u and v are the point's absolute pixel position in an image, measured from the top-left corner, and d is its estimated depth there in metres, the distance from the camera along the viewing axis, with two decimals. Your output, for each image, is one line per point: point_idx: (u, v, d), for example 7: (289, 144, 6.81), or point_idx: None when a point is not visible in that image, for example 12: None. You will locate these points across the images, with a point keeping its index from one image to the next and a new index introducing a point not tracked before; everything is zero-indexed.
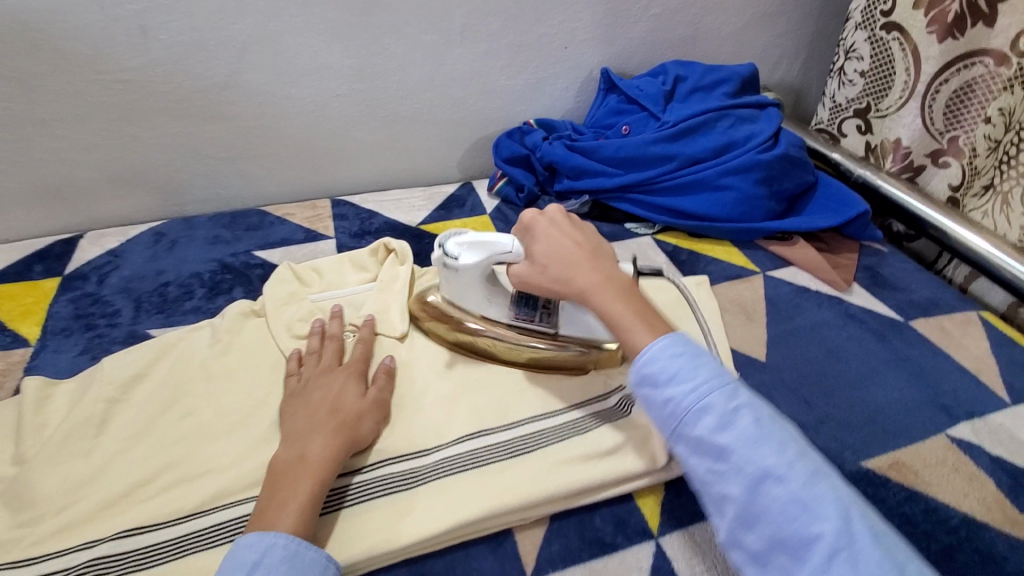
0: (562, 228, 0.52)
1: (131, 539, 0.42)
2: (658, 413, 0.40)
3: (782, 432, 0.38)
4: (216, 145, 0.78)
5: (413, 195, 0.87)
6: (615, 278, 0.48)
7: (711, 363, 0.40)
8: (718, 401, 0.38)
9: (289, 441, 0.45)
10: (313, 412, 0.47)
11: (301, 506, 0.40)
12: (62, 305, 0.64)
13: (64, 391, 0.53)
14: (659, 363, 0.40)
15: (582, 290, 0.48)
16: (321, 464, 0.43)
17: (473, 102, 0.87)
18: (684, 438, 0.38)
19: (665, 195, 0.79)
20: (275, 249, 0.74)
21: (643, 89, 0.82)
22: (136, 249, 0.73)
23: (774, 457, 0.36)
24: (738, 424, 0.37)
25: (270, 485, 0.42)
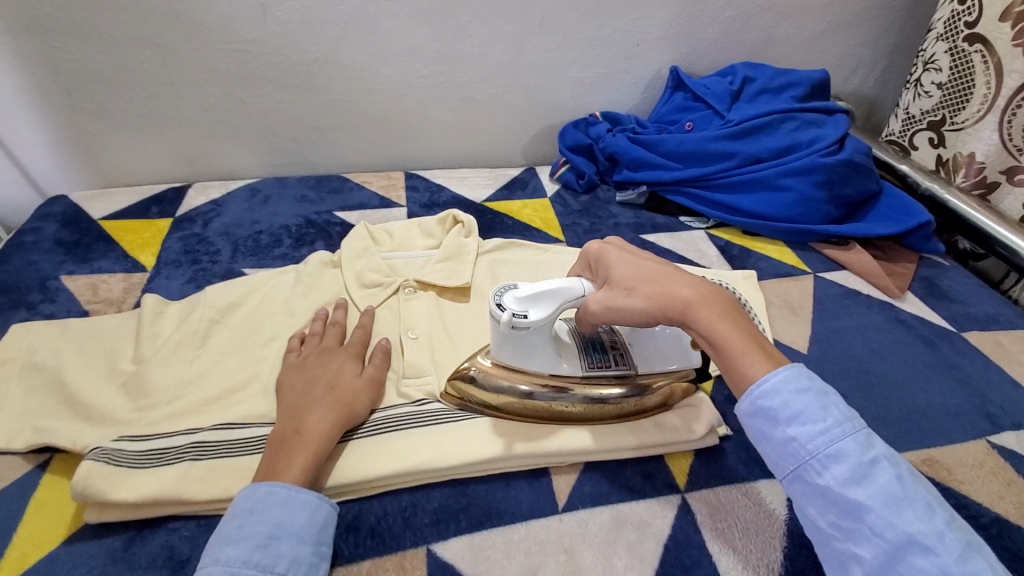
0: (641, 253, 0.49)
1: (228, 431, 0.49)
2: (776, 452, 0.39)
3: (928, 493, 0.36)
4: (312, 113, 0.86)
5: (480, 174, 0.93)
6: (714, 294, 0.44)
7: (842, 407, 0.38)
8: (855, 449, 0.37)
9: (288, 415, 0.47)
10: (309, 390, 0.49)
11: (303, 470, 0.43)
12: (173, 241, 0.73)
13: (175, 309, 0.61)
14: (783, 398, 0.39)
15: (683, 306, 0.43)
16: (317, 437, 0.45)
17: (544, 92, 0.92)
18: (806, 482, 0.37)
19: (722, 192, 0.81)
20: (354, 211, 0.82)
21: (710, 88, 0.85)
22: (236, 201, 0.82)
23: (919, 521, 0.34)
24: (875, 478, 0.36)
25: (267, 457, 0.44)
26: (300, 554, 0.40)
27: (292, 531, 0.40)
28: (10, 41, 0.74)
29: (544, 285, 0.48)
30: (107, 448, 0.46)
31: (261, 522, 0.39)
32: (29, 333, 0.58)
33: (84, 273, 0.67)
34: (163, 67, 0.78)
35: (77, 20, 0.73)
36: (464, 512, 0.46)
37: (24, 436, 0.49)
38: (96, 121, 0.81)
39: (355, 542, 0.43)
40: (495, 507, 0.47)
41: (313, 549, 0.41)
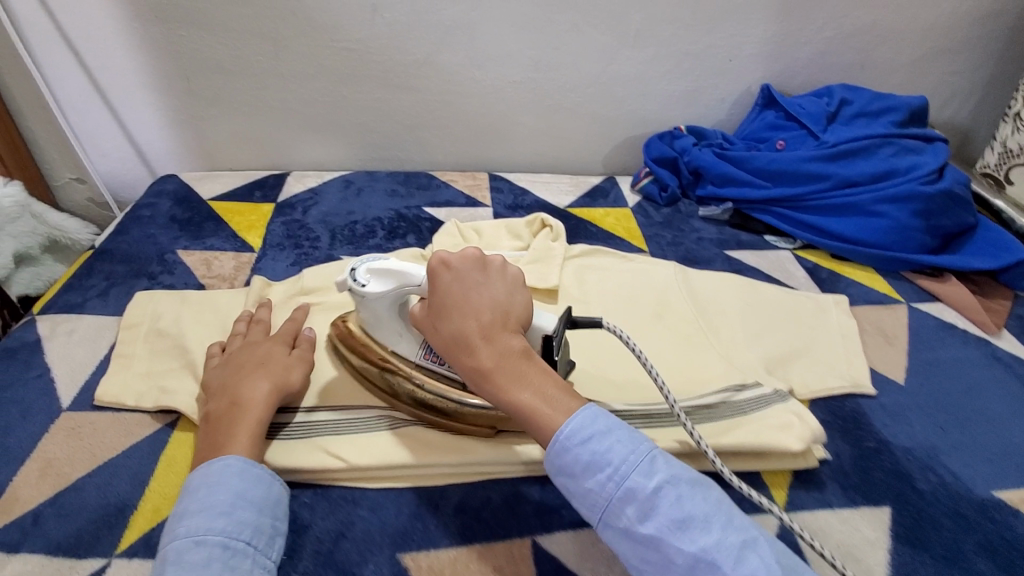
0: (472, 285, 0.45)
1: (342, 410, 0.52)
2: (579, 502, 0.40)
3: (706, 502, 0.38)
4: (406, 112, 0.90)
5: (562, 180, 0.94)
6: (510, 355, 0.43)
7: (625, 438, 0.39)
8: (638, 484, 0.38)
9: (218, 394, 0.47)
10: (239, 368, 0.49)
11: (247, 441, 0.44)
12: (276, 226, 0.77)
13: (283, 290, 0.65)
14: (574, 451, 0.39)
15: (477, 367, 0.42)
16: (255, 406, 0.46)
17: (632, 103, 0.93)
18: (611, 528, 0.39)
19: (812, 213, 0.80)
20: (442, 208, 0.85)
21: (806, 107, 0.83)
22: (331, 191, 0.86)
23: (701, 538, 0.37)
24: (660, 508, 0.37)
25: (207, 431, 0.44)
26: (261, 525, 0.39)
27: (255, 503, 0.40)
28: (143, 28, 0.79)
29: (397, 262, 0.49)
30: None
31: (221, 491, 0.39)
32: (153, 300, 0.62)
33: (197, 249, 0.71)
34: (275, 60, 0.83)
35: (204, 13, 0.78)
36: (565, 507, 0.47)
37: (151, 395, 0.52)
38: (208, 108, 0.87)
39: (462, 523, 0.45)
40: None
41: (271, 522, 0.40)
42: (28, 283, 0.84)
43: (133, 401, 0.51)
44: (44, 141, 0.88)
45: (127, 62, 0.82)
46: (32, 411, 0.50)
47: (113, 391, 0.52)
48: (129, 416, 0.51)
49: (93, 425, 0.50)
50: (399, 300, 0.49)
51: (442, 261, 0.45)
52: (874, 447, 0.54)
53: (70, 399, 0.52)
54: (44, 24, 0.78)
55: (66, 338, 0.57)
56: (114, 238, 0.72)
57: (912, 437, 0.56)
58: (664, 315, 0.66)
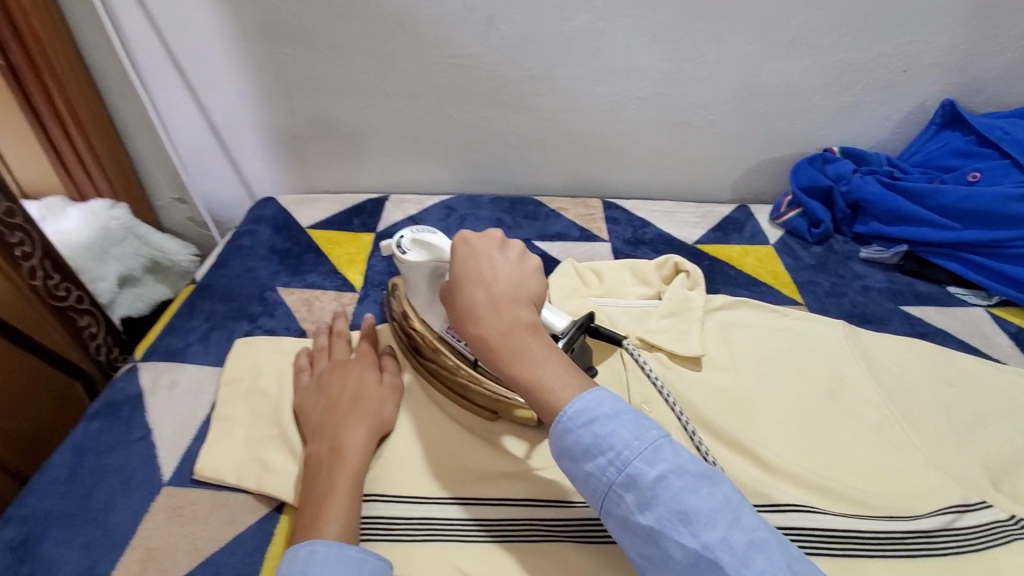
0: (490, 262, 0.42)
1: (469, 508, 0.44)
2: (584, 487, 0.36)
3: (712, 496, 0.32)
4: (514, 132, 0.81)
5: (686, 209, 0.83)
6: (517, 329, 0.39)
7: (632, 423, 0.35)
8: (640, 470, 0.33)
9: (318, 435, 0.45)
10: (333, 404, 0.47)
11: (345, 487, 0.41)
12: (377, 261, 0.71)
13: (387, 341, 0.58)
14: (577, 432, 0.35)
15: (484, 329, 0.39)
16: (355, 452, 0.44)
17: (774, 121, 0.79)
18: (613, 515, 0.35)
19: (1017, 264, 0.65)
20: (553, 242, 0.76)
21: (1010, 132, 0.69)
22: (432, 220, 0.79)
23: (703, 537, 0.31)
24: (661, 499, 0.33)
25: (308, 478, 0.42)
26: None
27: None
28: (248, 46, 0.75)
29: (442, 236, 0.47)
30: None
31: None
32: (253, 349, 0.56)
33: (298, 287, 0.66)
34: (381, 77, 0.76)
35: (310, 30, 0.73)
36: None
37: (253, 472, 0.46)
38: (309, 128, 0.82)
39: None
40: None
41: None
42: (130, 305, 0.84)
43: (234, 478, 0.46)
44: (149, 161, 0.87)
45: (230, 81, 0.78)
46: (134, 483, 0.46)
47: (214, 466, 0.46)
48: (233, 497, 0.45)
49: (196, 505, 0.45)
50: (434, 272, 0.48)
51: (464, 240, 0.44)
52: None
53: (171, 470, 0.47)
54: (152, 44, 0.75)
55: (167, 392, 0.53)
56: (214, 271, 0.68)
57: None
58: (841, 394, 0.54)
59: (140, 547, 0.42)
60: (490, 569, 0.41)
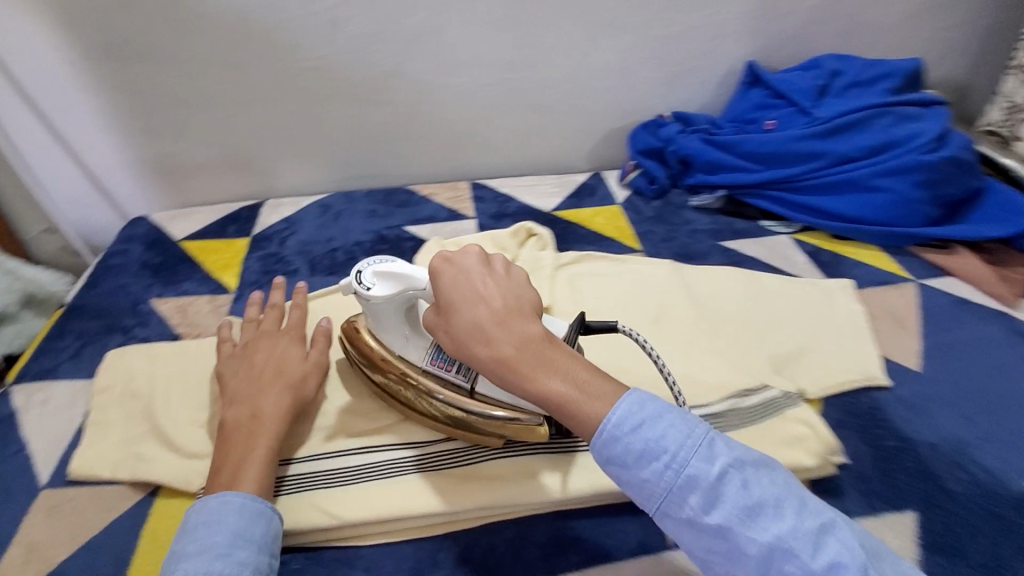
0: (478, 277, 0.41)
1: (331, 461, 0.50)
2: (634, 492, 0.36)
3: (774, 484, 0.35)
4: (378, 127, 0.86)
5: (547, 182, 0.91)
6: (530, 342, 0.38)
7: (679, 420, 0.36)
8: (699, 470, 0.34)
9: (236, 402, 0.48)
10: (255, 374, 0.50)
11: (260, 459, 0.44)
12: (253, 262, 0.74)
13: None
14: (625, 440, 0.35)
15: (502, 355, 0.37)
16: (273, 419, 0.47)
17: (612, 94, 0.89)
18: (671, 519, 0.35)
19: (810, 194, 0.77)
20: (424, 225, 0.81)
21: (794, 84, 0.81)
22: (308, 217, 0.82)
23: (773, 528, 0.33)
24: (726, 496, 0.34)
25: (226, 441, 0.45)
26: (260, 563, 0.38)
27: (241, 533, 0.38)
28: (95, 68, 0.76)
29: (401, 264, 0.48)
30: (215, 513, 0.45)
31: (219, 531, 0.38)
32: (126, 356, 0.59)
33: (172, 296, 0.69)
34: (237, 87, 0.79)
35: (157, 47, 0.75)
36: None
37: (128, 463, 0.49)
38: (174, 143, 0.83)
39: None
40: None
41: (255, 554, 0.38)
42: (8, 342, 0.78)
43: (109, 471, 0.49)
44: None
45: (83, 104, 0.79)
46: (8, 492, 0.48)
47: (89, 465, 0.49)
48: (109, 489, 0.48)
49: (73, 502, 0.48)
50: (407, 303, 0.49)
51: (445, 257, 0.42)
52: (896, 445, 0.51)
53: (47, 475, 0.49)
54: None
55: (40, 407, 0.55)
56: (85, 291, 0.69)
57: (939, 430, 0.52)
58: (664, 319, 0.63)
59: (18, 547, 0.45)
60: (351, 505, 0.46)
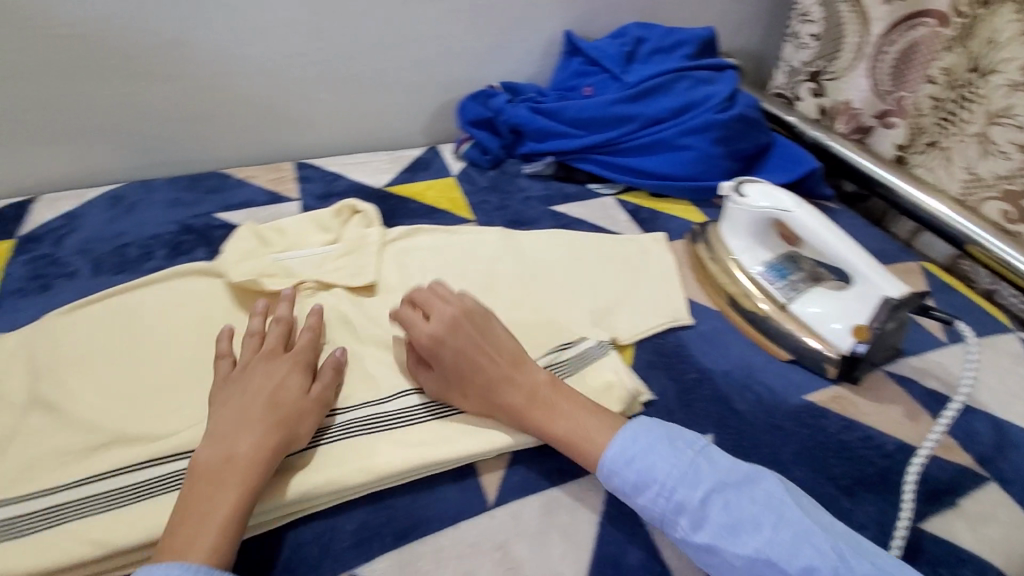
0: (257, 368, 0.44)
1: (67, 492, 0.41)
2: (657, 524, 0.40)
3: (747, 501, 0.38)
4: (173, 104, 0.76)
5: (379, 158, 0.87)
6: (240, 459, 0.38)
7: (670, 450, 0.40)
8: (685, 495, 0.38)
9: (217, 430, 0.39)
10: (247, 411, 0.40)
11: (212, 536, 0.35)
12: (17, 266, 0.63)
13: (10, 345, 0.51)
14: (621, 473, 0.40)
15: (218, 453, 0.38)
16: (227, 504, 0.36)
17: (435, 64, 0.86)
18: (672, 542, 0.39)
19: (628, 156, 0.81)
20: (239, 211, 0.73)
21: (604, 51, 0.83)
22: (94, 212, 0.71)
23: (753, 542, 0.36)
24: (711, 517, 0.38)
25: (190, 488, 0.36)
26: None
27: None
28: None
29: None
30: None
31: None
32: None
33: None
34: None
35: None
36: (386, 527, 0.41)
37: None
38: None
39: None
40: (422, 513, 0.42)
41: None
42: None
43: None
44: None
45: None
46: None
47: None
48: None
49: None
50: None
51: (232, 333, 0.47)
52: (697, 378, 0.54)
53: None
54: None
55: None
56: None
57: (733, 359, 0.57)
58: (495, 289, 0.62)
59: None
60: (87, 504, 0.40)
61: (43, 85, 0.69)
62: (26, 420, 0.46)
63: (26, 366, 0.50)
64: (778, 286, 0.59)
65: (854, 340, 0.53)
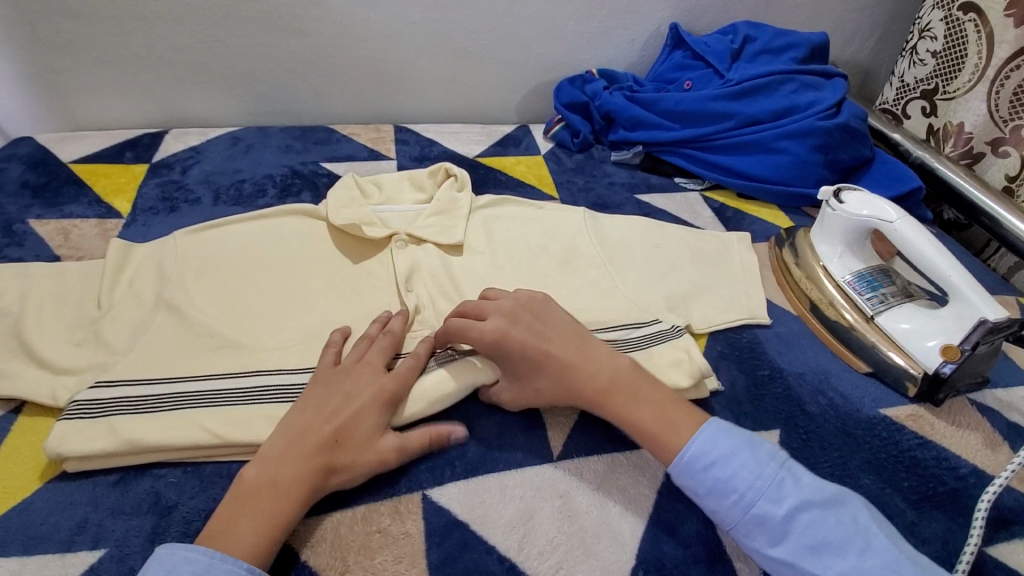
0: (348, 378, 0.44)
1: (188, 383, 0.46)
2: (720, 523, 0.40)
3: (834, 525, 0.38)
4: (296, 59, 0.82)
5: (472, 130, 0.90)
6: (289, 483, 0.38)
7: (752, 464, 0.40)
8: (767, 511, 0.38)
9: (282, 440, 0.40)
10: (312, 429, 0.40)
11: (242, 536, 0.36)
12: (150, 188, 0.70)
13: (144, 252, 0.58)
14: (700, 475, 0.40)
15: (268, 469, 0.39)
16: (258, 522, 0.36)
17: (539, 45, 0.89)
18: (742, 548, 0.40)
19: (719, 153, 0.80)
20: (341, 163, 0.78)
21: (711, 46, 0.83)
22: (216, 149, 0.78)
23: (837, 565, 0.37)
24: (794, 533, 0.38)
25: (240, 492, 0.38)
26: None
27: None
28: None
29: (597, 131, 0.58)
30: (87, 397, 0.44)
31: None
32: None
33: (53, 219, 0.64)
34: None
35: None
36: (458, 459, 0.44)
37: None
38: (46, 59, 0.75)
39: (347, 486, 0.41)
40: (492, 452, 0.45)
41: None
42: None
43: None
44: None
45: None
46: None
47: None
48: None
49: None
50: None
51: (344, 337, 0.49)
52: (769, 375, 0.54)
53: None
54: None
55: None
56: None
57: (808, 363, 0.56)
58: (575, 263, 0.63)
59: None
60: (219, 397, 0.45)
61: (190, 30, 0.77)
62: (154, 318, 0.52)
63: (155, 272, 0.56)
64: (866, 297, 0.58)
65: (942, 359, 0.52)
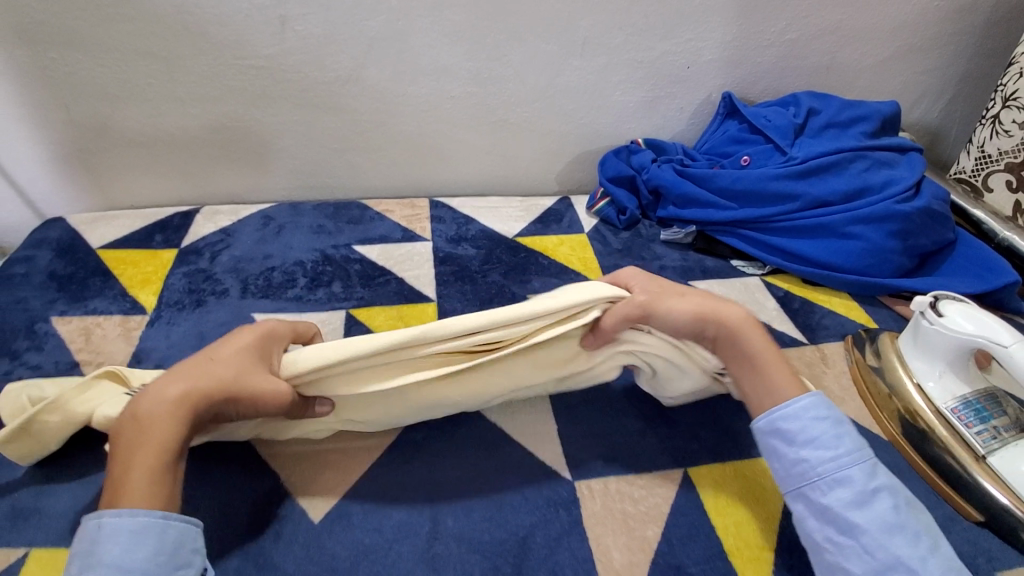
0: None
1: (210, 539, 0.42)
2: (787, 468, 0.44)
3: (916, 522, 0.41)
4: (332, 135, 0.79)
5: (511, 203, 0.85)
6: (158, 425, 0.39)
7: (853, 438, 0.44)
8: (858, 477, 0.42)
9: (151, 395, 0.42)
10: (176, 375, 0.43)
11: (132, 480, 0.37)
12: (176, 278, 0.67)
13: None
14: (800, 425, 0.45)
15: (138, 420, 0.40)
16: (139, 469, 0.38)
17: (583, 116, 0.84)
18: (806, 499, 0.43)
19: (783, 236, 0.73)
20: (374, 246, 0.75)
21: (771, 119, 0.76)
22: (246, 231, 0.75)
23: (905, 546, 0.39)
24: (871, 504, 0.41)
25: (121, 444, 0.39)
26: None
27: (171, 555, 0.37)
28: None
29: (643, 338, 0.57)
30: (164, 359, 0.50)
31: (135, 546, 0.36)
32: None
33: (76, 315, 0.61)
34: None
35: None
36: None
37: None
38: (79, 138, 0.74)
39: None
40: None
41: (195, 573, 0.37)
42: None
43: None
44: None
45: None
46: None
47: None
48: None
49: None
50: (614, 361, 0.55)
51: None
52: None
53: None
54: None
55: None
56: None
57: None
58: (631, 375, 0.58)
59: None
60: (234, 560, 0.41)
61: (226, 110, 0.75)
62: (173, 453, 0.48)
63: None
64: (975, 431, 0.51)
65: None
